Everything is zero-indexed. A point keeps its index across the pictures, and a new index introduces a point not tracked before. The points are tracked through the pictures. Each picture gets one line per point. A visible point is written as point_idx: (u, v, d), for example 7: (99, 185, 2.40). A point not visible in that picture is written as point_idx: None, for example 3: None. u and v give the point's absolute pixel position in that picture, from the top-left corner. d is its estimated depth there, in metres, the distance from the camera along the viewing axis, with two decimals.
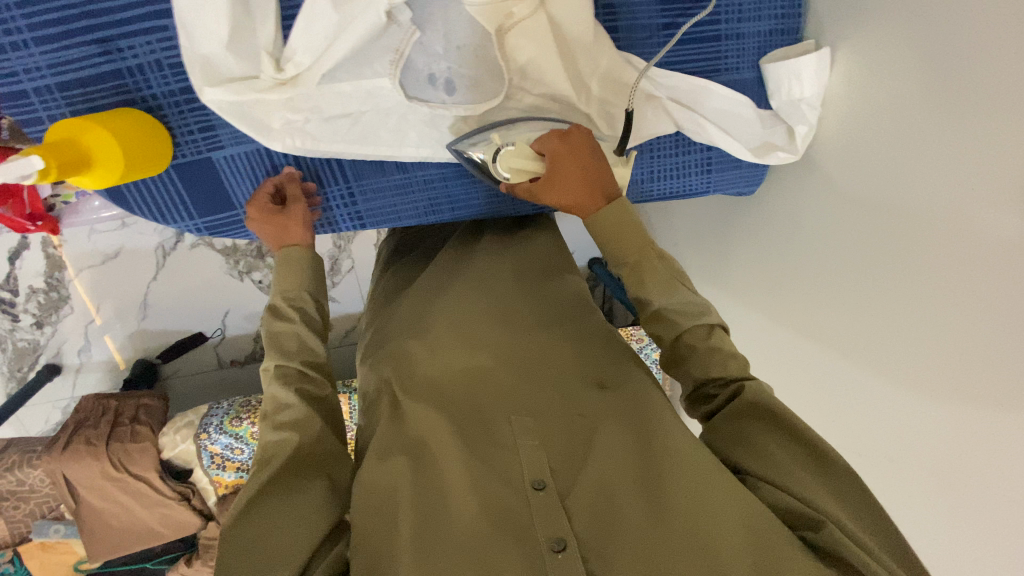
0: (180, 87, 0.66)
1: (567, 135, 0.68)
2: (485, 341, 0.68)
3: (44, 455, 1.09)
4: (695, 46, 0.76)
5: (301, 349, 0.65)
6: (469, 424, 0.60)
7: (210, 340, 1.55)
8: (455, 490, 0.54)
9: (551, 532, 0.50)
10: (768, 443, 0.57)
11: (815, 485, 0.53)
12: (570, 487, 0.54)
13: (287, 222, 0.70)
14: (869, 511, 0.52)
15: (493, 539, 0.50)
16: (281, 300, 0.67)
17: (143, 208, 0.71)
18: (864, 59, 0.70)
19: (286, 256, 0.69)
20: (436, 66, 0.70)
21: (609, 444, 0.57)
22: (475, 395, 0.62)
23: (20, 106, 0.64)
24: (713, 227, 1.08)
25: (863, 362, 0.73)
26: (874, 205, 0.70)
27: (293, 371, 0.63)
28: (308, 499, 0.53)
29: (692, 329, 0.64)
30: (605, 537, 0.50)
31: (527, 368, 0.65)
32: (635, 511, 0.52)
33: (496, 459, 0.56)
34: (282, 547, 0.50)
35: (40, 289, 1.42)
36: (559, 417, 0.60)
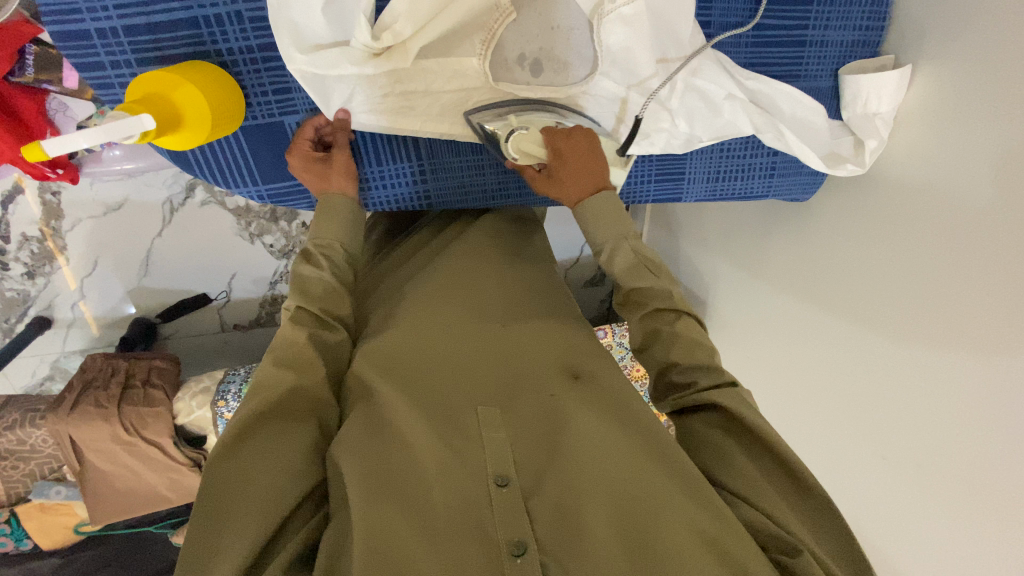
0: (258, 43, 0.62)
1: (571, 135, 0.65)
2: (464, 328, 0.65)
3: (50, 415, 1.04)
4: (777, 50, 0.76)
5: (325, 296, 0.61)
6: (437, 413, 0.56)
7: (214, 302, 1.49)
8: (418, 478, 0.49)
9: (512, 534, 0.47)
10: (737, 454, 0.55)
11: (783, 507, 0.52)
12: (534, 485, 0.50)
13: (328, 172, 0.66)
14: (835, 536, 0.51)
15: (450, 538, 0.46)
16: (314, 247, 0.63)
17: (205, 170, 0.67)
18: (945, 80, 0.71)
19: (327, 205, 0.66)
20: (527, 47, 0.67)
21: (585, 438, 0.53)
22: (447, 381, 0.58)
23: (81, 48, 0.58)
24: (749, 227, 1.10)
25: (903, 373, 0.77)
26: (937, 227, 0.72)
27: (311, 316, 0.59)
28: (285, 459, 0.49)
29: (659, 312, 0.63)
30: (568, 541, 0.47)
31: (501, 357, 0.61)
32: (605, 514, 0.48)
33: (462, 449, 0.52)
34: (243, 514, 0.45)
35: (33, 238, 1.31)
36: (532, 412, 0.56)
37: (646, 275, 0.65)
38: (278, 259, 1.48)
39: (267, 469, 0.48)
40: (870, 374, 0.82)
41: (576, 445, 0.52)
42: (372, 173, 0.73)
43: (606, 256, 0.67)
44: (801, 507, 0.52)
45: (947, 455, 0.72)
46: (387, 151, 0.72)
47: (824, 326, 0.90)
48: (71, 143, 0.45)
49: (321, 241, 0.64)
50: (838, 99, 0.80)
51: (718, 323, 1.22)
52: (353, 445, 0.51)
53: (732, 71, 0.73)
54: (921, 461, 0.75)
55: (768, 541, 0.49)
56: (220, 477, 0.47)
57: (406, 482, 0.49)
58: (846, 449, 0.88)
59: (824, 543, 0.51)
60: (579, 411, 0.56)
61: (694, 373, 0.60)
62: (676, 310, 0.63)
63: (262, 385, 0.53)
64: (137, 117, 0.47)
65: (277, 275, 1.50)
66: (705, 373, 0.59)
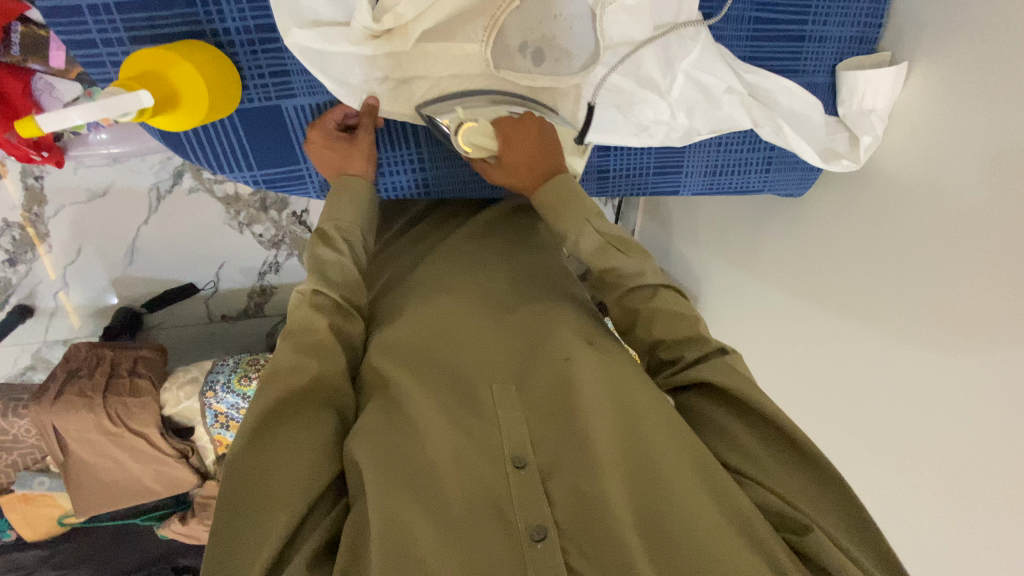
0: (256, 23, 0.60)
1: (519, 122, 0.65)
2: (472, 309, 0.63)
3: (33, 404, 1.01)
4: (777, 44, 0.77)
5: (343, 282, 0.59)
6: (450, 394, 0.55)
7: (201, 292, 1.47)
8: (432, 466, 0.49)
9: (531, 519, 0.47)
10: (738, 428, 0.54)
11: (793, 485, 0.50)
12: (552, 467, 0.50)
13: (351, 149, 0.66)
14: (844, 508, 0.48)
15: (469, 525, 0.46)
16: (332, 228, 0.62)
17: (198, 153, 0.65)
18: (941, 77, 0.72)
19: (345, 185, 0.64)
20: (530, 34, 0.66)
21: (599, 413, 0.52)
22: (458, 362, 0.58)
23: (71, 23, 0.57)
24: (743, 223, 1.10)
25: (894, 366, 0.78)
26: (929, 223, 0.73)
27: (331, 302, 0.57)
28: (300, 448, 0.49)
29: (636, 290, 0.61)
30: (588, 525, 0.46)
31: (513, 336, 0.60)
32: (623, 495, 0.48)
33: (476, 431, 0.52)
34: (267, 507, 0.45)
35: (15, 224, 1.28)
36: (546, 387, 0.55)
37: (615, 254, 0.62)
38: (268, 249, 1.46)
39: (287, 461, 0.47)
40: (861, 369, 0.83)
41: (592, 422, 0.51)
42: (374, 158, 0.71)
43: (573, 239, 0.65)
44: (809, 478, 0.50)
45: (939, 447, 0.72)
46: (387, 138, 0.71)
47: (817, 320, 0.91)
48: (66, 121, 0.43)
49: (339, 221, 0.63)
50: (834, 95, 0.81)
51: (711, 319, 1.23)
52: (365, 436, 0.50)
53: (733, 64, 0.73)
54: (910, 453, 0.76)
55: (779, 520, 0.48)
56: (238, 474, 0.46)
57: (418, 466, 0.49)
58: (836, 442, 0.89)
59: (838, 516, 0.48)
60: (594, 381, 0.54)
61: (680, 348, 0.58)
62: (652, 285, 0.61)
63: (280, 370, 0.51)
64: (134, 94, 0.46)
65: (267, 265, 1.48)
66: (689, 346, 0.58)
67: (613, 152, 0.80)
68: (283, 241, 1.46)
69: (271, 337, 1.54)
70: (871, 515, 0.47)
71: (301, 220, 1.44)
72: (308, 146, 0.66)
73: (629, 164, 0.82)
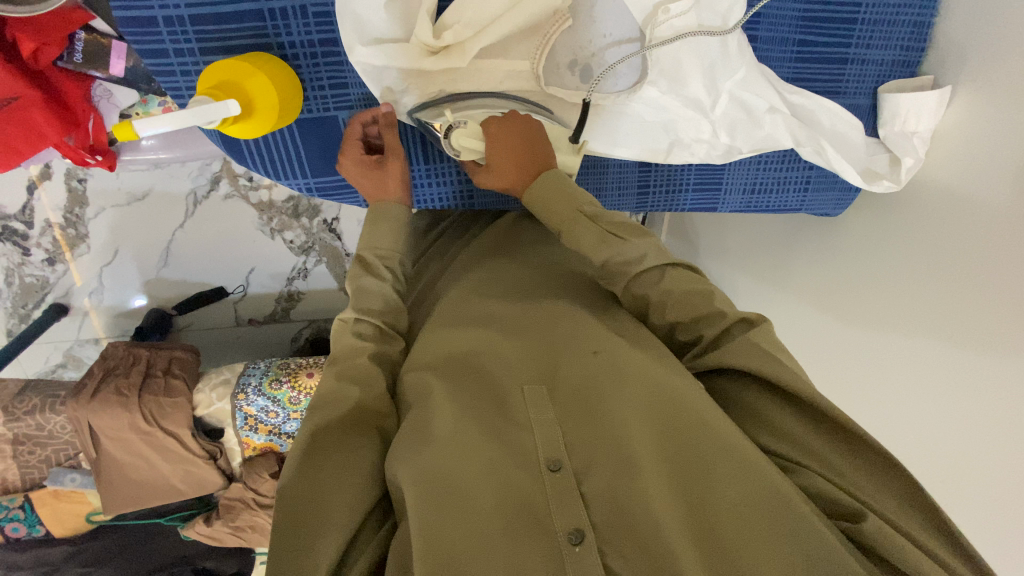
0: (320, 38, 0.62)
1: (501, 122, 0.64)
2: (509, 314, 0.63)
3: (70, 401, 1.04)
4: (820, 67, 0.78)
5: (385, 309, 0.62)
6: (482, 398, 0.54)
7: (231, 295, 1.49)
8: (466, 475, 0.48)
9: (569, 521, 0.45)
10: (783, 415, 0.51)
11: (841, 463, 0.47)
12: (586, 466, 0.48)
13: (383, 177, 0.66)
14: (894, 480, 0.45)
15: (504, 530, 0.45)
16: (374, 257, 0.65)
17: (257, 160, 0.68)
18: (983, 100, 0.72)
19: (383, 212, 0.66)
20: (580, 52, 0.69)
21: (634, 412, 0.51)
22: (488, 364, 0.57)
23: (146, 34, 0.59)
24: (775, 242, 1.10)
25: (924, 381, 0.76)
26: (971, 245, 0.72)
27: (372, 328, 0.60)
28: (348, 472, 0.48)
29: (643, 274, 0.60)
30: (627, 528, 0.44)
31: (541, 336, 0.59)
32: (662, 493, 0.46)
33: (508, 435, 0.51)
34: (311, 524, 0.45)
35: (56, 224, 1.31)
36: (579, 386, 0.54)
37: (616, 241, 0.61)
38: (298, 256, 1.48)
39: (326, 478, 0.47)
40: (887, 382, 0.81)
41: (625, 420, 0.50)
42: (419, 171, 0.73)
43: (569, 236, 0.63)
44: (858, 454, 0.47)
45: (965, 464, 0.70)
46: (434, 152, 0.73)
47: (845, 337, 0.90)
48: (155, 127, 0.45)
49: (382, 251, 0.65)
50: (876, 117, 0.82)
51: None
52: (402, 443, 0.50)
53: (776, 83, 0.74)
54: (938, 474, 0.74)
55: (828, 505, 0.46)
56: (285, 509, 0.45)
57: (452, 474, 0.47)
58: None
59: (893, 485, 0.45)
60: (626, 377, 0.53)
61: (698, 326, 0.57)
62: (658, 265, 0.60)
63: (321, 399, 0.53)
64: (224, 103, 0.49)
65: (295, 272, 1.50)
66: (708, 322, 0.57)
67: (654, 167, 0.81)
68: (313, 248, 1.48)
69: (296, 342, 1.56)
70: (915, 476, 0.44)
71: (331, 228, 1.47)
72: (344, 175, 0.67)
73: (670, 180, 0.83)
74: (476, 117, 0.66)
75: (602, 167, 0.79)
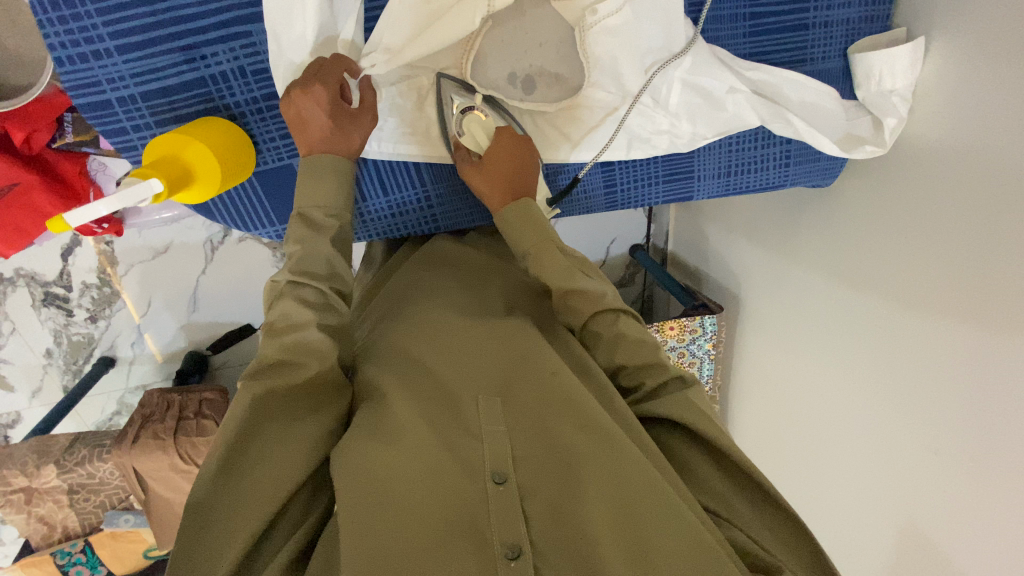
0: (262, 93, 0.65)
1: (518, 142, 0.67)
2: (469, 323, 0.63)
3: (114, 449, 1.12)
4: (779, 37, 0.74)
5: (330, 275, 0.59)
6: (435, 406, 0.54)
7: (259, 331, 1.57)
8: (413, 483, 0.47)
9: (507, 536, 0.45)
10: (708, 470, 0.53)
11: (753, 521, 0.51)
12: (532, 483, 0.49)
13: (348, 130, 0.62)
14: (799, 544, 0.49)
15: (443, 539, 0.44)
16: (317, 214, 0.60)
17: (225, 216, 0.71)
18: (961, 49, 0.66)
19: (314, 165, 0.61)
20: (518, 65, 0.69)
21: (588, 434, 0.51)
22: (445, 374, 0.57)
23: (104, 116, 0.63)
24: (778, 216, 1.05)
25: (956, 359, 0.71)
26: (970, 204, 0.68)
27: (315, 296, 0.56)
28: (287, 462, 0.48)
29: (596, 316, 0.61)
30: (563, 546, 0.45)
31: (501, 348, 0.60)
32: (603, 515, 0.46)
33: (459, 446, 0.51)
34: (237, 513, 0.45)
35: (93, 285, 1.42)
36: (532, 401, 0.54)
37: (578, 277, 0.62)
38: None
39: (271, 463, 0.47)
40: (910, 361, 0.78)
41: (578, 440, 0.50)
42: (380, 204, 0.75)
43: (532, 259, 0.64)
44: (765, 514, 0.51)
45: (1005, 438, 0.66)
46: (394, 180, 0.74)
47: (862, 314, 0.86)
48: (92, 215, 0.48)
49: (326, 207, 0.61)
50: (851, 79, 0.77)
51: (756, 318, 1.18)
52: (355, 450, 0.49)
53: (731, 63, 0.71)
54: (978, 451, 0.70)
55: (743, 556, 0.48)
56: (208, 493, 0.45)
57: (392, 484, 0.47)
58: (894, 443, 0.83)
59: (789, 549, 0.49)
60: (582, 400, 0.53)
61: (642, 374, 0.58)
62: (613, 310, 0.61)
63: (264, 368, 0.51)
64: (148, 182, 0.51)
65: None
66: (651, 373, 0.58)
67: (618, 166, 0.79)
68: None
69: None
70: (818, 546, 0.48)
71: None
72: (292, 110, 0.60)
73: (636, 176, 0.81)
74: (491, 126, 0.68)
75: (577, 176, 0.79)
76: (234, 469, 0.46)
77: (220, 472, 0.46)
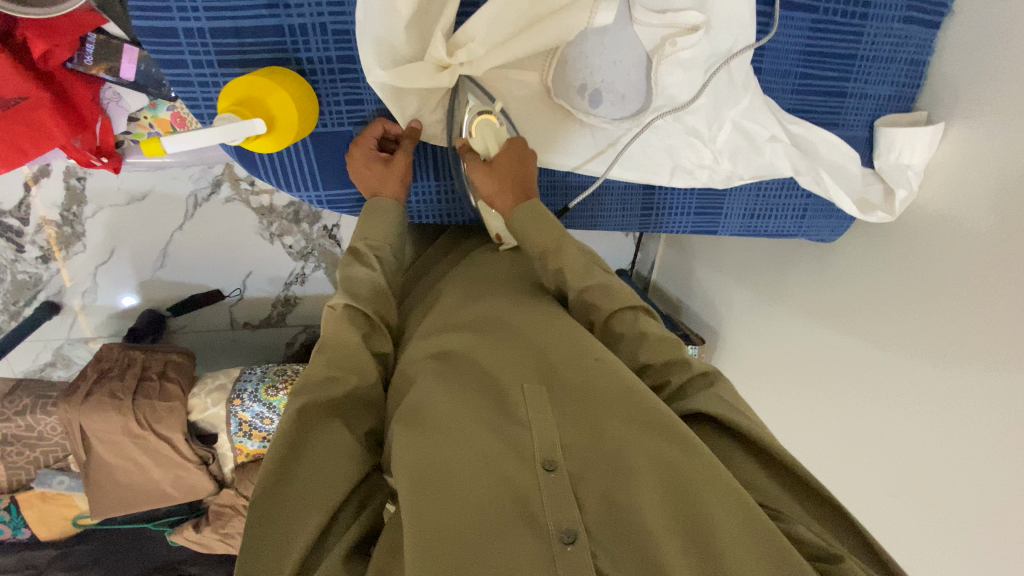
0: (338, 54, 0.64)
1: (526, 156, 0.68)
2: (511, 311, 0.63)
3: (62, 403, 1.03)
4: (818, 99, 0.80)
5: (374, 297, 0.61)
6: (478, 395, 0.52)
7: (227, 299, 1.46)
8: (464, 466, 0.46)
9: (562, 522, 0.44)
10: (747, 463, 0.53)
11: (802, 511, 0.50)
12: (583, 469, 0.47)
13: (386, 174, 0.66)
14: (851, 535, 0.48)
15: (498, 524, 0.43)
16: (364, 246, 0.64)
17: (269, 171, 0.68)
18: (973, 138, 0.74)
19: (374, 207, 0.66)
20: (591, 76, 0.71)
21: (636, 423, 0.49)
22: (488, 359, 0.56)
23: (165, 45, 0.60)
24: (771, 263, 1.13)
25: (927, 413, 0.78)
26: (959, 276, 0.75)
27: (362, 316, 0.57)
28: (339, 453, 0.48)
29: (621, 313, 0.61)
30: (619, 533, 0.44)
31: (542, 335, 0.58)
32: (657, 505, 0.45)
33: (507, 431, 0.49)
34: (304, 505, 0.44)
35: (52, 222, 1.29)
36: (578, 389, 0.52)
37: (598, 275, 0.64)
38: (296, 261, 1.46)
39: (328, 458, 0.47)
40: (885, 410, 0.85)
41: (627, 429, 0.49)
42: (430, 187, 0.76)
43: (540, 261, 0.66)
44: (810, 506, 0.50)
45: (967, 491, 0.72)
46: (445, 166, 0.75)
47: (846, 363, 0.92)
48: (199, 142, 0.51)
49: (372, 241, 0.65)
50: (872, 148, 0.84)
51: (735, 355, 1.25)
52: (399, 439, 0.48)
53: (779, 114, 0.77)
54: (935, 499, 0.77)
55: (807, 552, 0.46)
56: (266, 494, 0.44)
57: (446, 469, 0.46)
58: (857, 486, 0.90)
59: (845, 535, 0.48)
60: (628, 385, 0.52)
61: (666, 371, 0.58)
62: (633, 308, 0.62)
63: (311, 382, 0.51)
64: (250, 121, 0.54)
65: (293, 277, 1.48)
66: (677, 369, 0.58)
67: (658, 191, 0.84)
68: (312, 253, 1.46)
69: (290, 347, 1.54)
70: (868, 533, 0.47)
71: (332, 234, 1.45)
72: (350, 166, 0.67)
73: (671, 203, 0.86)
74: (501, 133, 0.69)
75: (617, 193, 0.83)
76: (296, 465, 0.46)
77: (275, 472, 0.45)
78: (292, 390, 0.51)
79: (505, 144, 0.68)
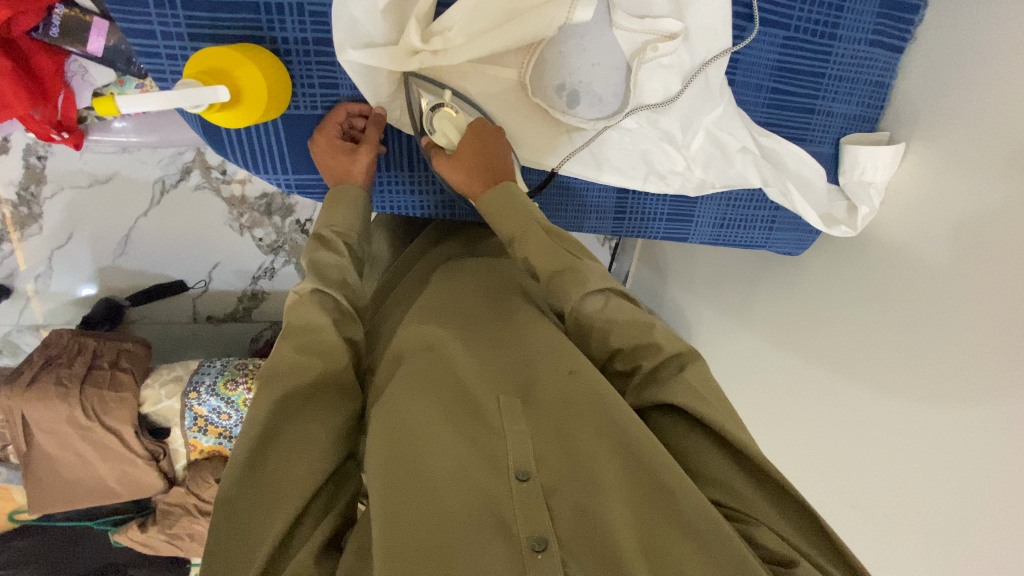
0: (315, 36, 0.63)
1: (485, 139, 0.68)
2: (489, 314, 0.62)
3: (4, 389, 0.97)
4: (788, 115, 0.83)
5: (341, 282, 0.59)
6: (452, 403, 0.52)
7: (191, 290, 1.41)
8: (435, 476, 0.46)
9: (533, 531, 0.44)
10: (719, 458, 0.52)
11: (771, 511, 0.49)
12: (558, 479, 0.47)
13: (350, 163, 0.66)
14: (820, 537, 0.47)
15: (469, 535, 0.42)
16: (330, 232, 0.63)
17: (236, 151, 0.66)
18: (931, 160, 0.77)
19: (339, 193, 0.65)
20: (570, 77, 0.71)
21: (609, 435, 0.48)
22: (463, 365, 0.55)
23: (133, 14, 0.58)
24: (739, 275, 1.15)
25: (883, 423, 0.81)
26: (915, 291, 0.78)
27: (332, 300, 0.57)
28: (306, 446, 0.47)
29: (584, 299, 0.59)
30: (590, 543, 0.43)
31: (518, 343, 0.57)
32: (629, 520, 0.44)
33: (481, 440, 0.49)
34: (274, 504, 0.45)
35: (7, 201, 1.23)
36: (553, 399, 0.51)
37: (565, 255, 0.61)
38: (266, 254, 1.42)
39: (297, 454, 0.47)
40: (844, 420, 0.87)
41: (598, 440, 0.48)
42: (404, 177, 0.75)
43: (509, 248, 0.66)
44: (782, 505, 0.49)
45: (920, 500, 0.75)
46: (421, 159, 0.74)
47: (809, 374, 0.94)
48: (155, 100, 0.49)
49: (338, 226, 0.64)
50: (837, 165, 0.87)
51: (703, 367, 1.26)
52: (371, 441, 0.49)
53: (749, 126, 0.79)
54: (890, 508, 0.79)
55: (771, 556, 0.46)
56: (234, 491, 0.44)
57: (417, 478, 0.45)
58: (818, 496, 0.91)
59: (808, 533, 0.48)
60: (601, 396, 0.50)
61: (634, 356, 0.57)
62: (602, 290, 0.60)
63: (278, 371, 0.50)
64: (213, 87, 0.53)
65: (262, 270, 1.44)
66: (646, 353, 0.57)
67: (632, 195, 0.85)
68: (282, 247, 1.42)
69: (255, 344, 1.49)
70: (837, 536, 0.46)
71: (303, 228, 1.42)
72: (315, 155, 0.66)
73: (645, 209, 0.87)
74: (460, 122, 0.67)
75: (592, 196, 0.84)
76: (264, 461, 0.46)
77: (239, 472, 0.45)
78: (255, 377, 0.50)
79: (467, 132, 0.67)
